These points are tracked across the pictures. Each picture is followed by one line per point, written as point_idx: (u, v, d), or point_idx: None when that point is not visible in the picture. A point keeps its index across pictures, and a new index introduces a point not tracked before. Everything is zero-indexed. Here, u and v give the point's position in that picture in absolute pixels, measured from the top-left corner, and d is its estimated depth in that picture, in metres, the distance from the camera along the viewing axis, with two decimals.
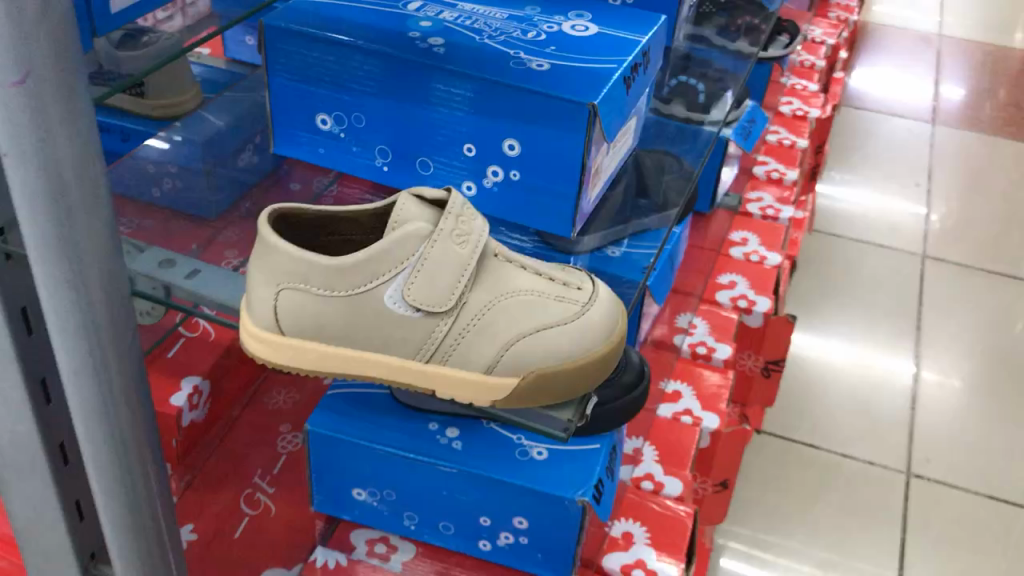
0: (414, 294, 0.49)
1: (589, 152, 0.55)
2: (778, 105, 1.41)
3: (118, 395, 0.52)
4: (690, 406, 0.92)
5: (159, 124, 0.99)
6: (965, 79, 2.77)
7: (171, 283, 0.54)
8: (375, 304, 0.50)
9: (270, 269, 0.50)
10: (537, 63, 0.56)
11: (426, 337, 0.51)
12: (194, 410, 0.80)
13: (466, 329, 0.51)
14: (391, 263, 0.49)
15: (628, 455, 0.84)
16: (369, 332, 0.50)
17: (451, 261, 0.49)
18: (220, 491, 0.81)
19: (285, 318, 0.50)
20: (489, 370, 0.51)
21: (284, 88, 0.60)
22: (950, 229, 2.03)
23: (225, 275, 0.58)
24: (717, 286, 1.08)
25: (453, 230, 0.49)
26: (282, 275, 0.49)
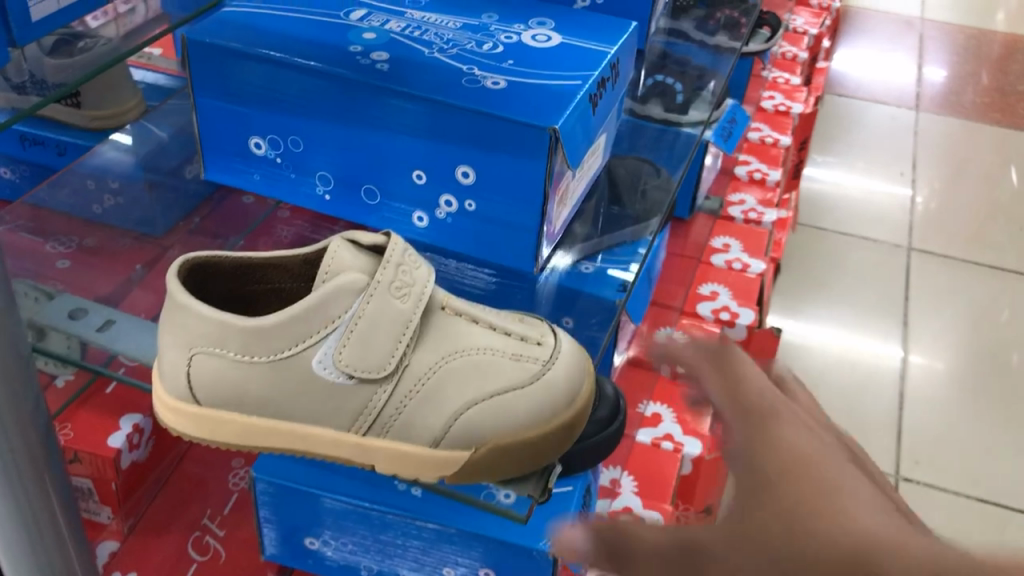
0: (345, 356, 0.48)
1: (552, 179, 0.49)
2: (760, 100, 1.35)
3: (21, 464, 0.46)
4: (671, 432, 0.87)
5: (99, 135, 0.91)
6: (948, 64, 2.72)
7: (85, 337, 0.54)
8: (302, 369, 0.48)
9: (180, 331, 0.49)
10: (492, 80, 0.50)
11: (365, 405, 0.49)
12: (134, 450, 0.73)
13: (408, 395, 0.49)
14: (320, 322, 0.47)
15: (605, 488, 0.79)
16: (299, 401, 0.49)
17: (389, 317, 0.47)
18: (167, 535, 0.75)
19: (201, 385, 0.48)
20: (436, 443, 0.49)
21: (214, 109, 0.55)
22: (937, 218, 1.97)
23: (141, 324, 0.56)
24: (697, 298, 1.02)
25: (392, 283, 0.47)
26: (195, 339, 0.48)
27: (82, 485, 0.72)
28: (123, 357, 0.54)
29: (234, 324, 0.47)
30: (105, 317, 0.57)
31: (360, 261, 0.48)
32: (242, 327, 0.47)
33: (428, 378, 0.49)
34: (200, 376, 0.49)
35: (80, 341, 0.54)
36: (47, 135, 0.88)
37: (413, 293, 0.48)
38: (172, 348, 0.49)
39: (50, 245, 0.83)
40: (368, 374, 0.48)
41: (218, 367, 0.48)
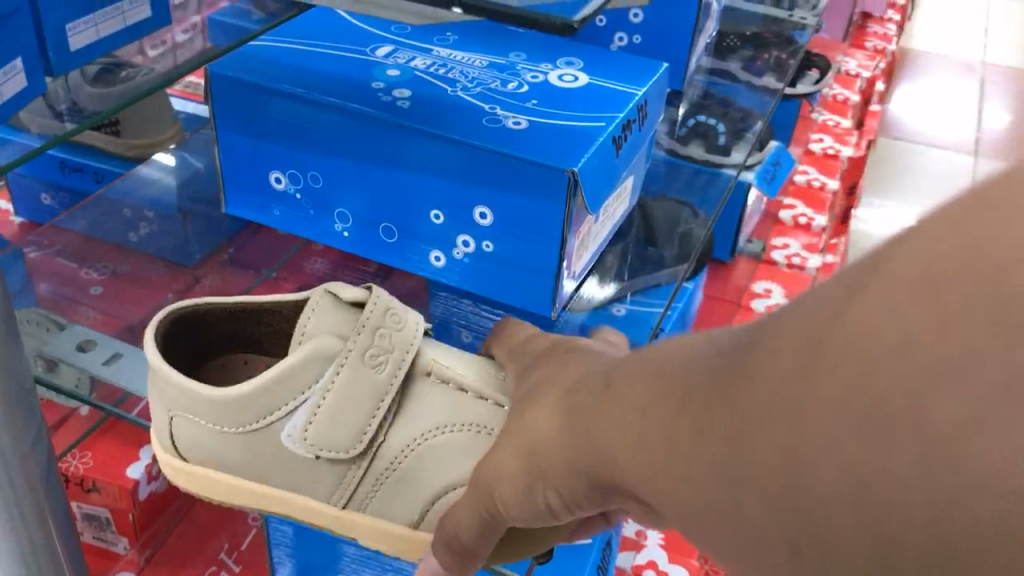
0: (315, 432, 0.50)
1: (571, 223, 0.48)
2: (808, 143, 1.32)
3: (21, 496, 0.46)
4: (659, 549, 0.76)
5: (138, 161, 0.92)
6: (1012, 108, 2.65)
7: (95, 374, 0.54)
8: (276, 439, 0.51)
9: (161, 395, 0.52)
10: (513, 120, 0.49)
11: (341, 480, 0.52)
12: (153, 481, 0.73)
13: (384, 475, 0.51)
14: (293, 393, 0.50)
15: (629, 540, 0.76)
16: (275, 469, 0.52)
17: (364, 390, 0.50)
18: (183, 570, 0.75)
19: (182, 444, 0.52)
20: (415, 524, 0.52)
21: (236, 143, 0.55)
22: None
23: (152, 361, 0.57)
24: (753, 296, 1.05)
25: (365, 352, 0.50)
26: (172, 404, 0.51)
27: (100, 515, 0.72)
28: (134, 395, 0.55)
29: (208, 396, 0.50)
30: (113, 351, 0.58)
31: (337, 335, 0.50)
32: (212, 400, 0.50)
33: (400, 456, 0.52)
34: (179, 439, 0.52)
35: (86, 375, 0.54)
36: (85, 163, 0.90)
37: (386, 367, 0.51)
38: (154, 409, 0.52)
39: (85, 271, 0.83)
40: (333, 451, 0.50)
41: (195, 433, 0.51)
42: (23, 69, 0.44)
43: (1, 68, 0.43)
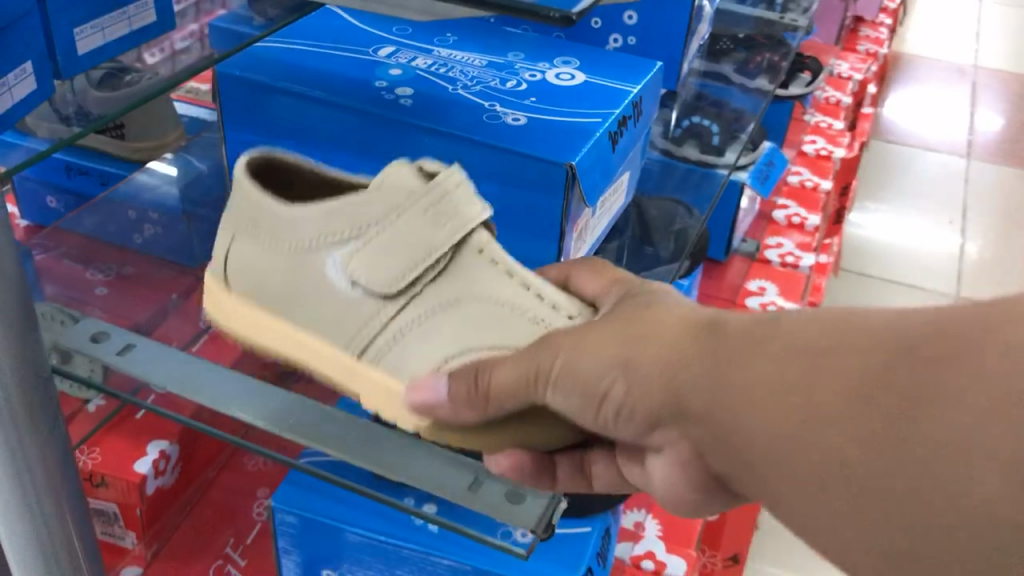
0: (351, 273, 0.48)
1: (569, 214, 0.50)
2: (801, 145, 1.34)
3: (39, 481, 0.47)
4: (653, 547, 0.77)
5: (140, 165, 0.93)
6: (1004, 112, 2.68)
7: (107, 363, 0.53)
8: (317, 266, 0.50)
9: (241, 215, 0.53)
10: (512, 116, 0.51)
11: (367, 321, 0.49)
12: (160, 476, 0.74)
13: (407, 330, 0.48)
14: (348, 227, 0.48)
15: (627, 531, 0.78)
16: (304, 300, 0.50)
17: (414, 238, 0.47)
18: (189, 565, 0.77)
19: (239, 267, 0.53)
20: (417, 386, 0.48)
21: (243, 141, 0.56)
22: (986, 269, 1.93)
23: (164, 349, 0.56)
24: (747, 293, 1.07)
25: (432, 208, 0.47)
26: (244, 221, 0.52)
27: (107, 509, 0.73)
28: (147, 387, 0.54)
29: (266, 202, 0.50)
30: (126, 340, 0.56)
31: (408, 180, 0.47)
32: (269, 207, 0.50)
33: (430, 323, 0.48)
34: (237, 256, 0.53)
35: (99, 365, 0.53)
36: (90, 165, 0.91)
37: (439, 224, 0.47)
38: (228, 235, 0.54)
39: (89, 272, 0.85)
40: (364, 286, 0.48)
41: (252, 245, 0.52)
42: (34, 71, 0.45)
43: (14, 70, 0.44)
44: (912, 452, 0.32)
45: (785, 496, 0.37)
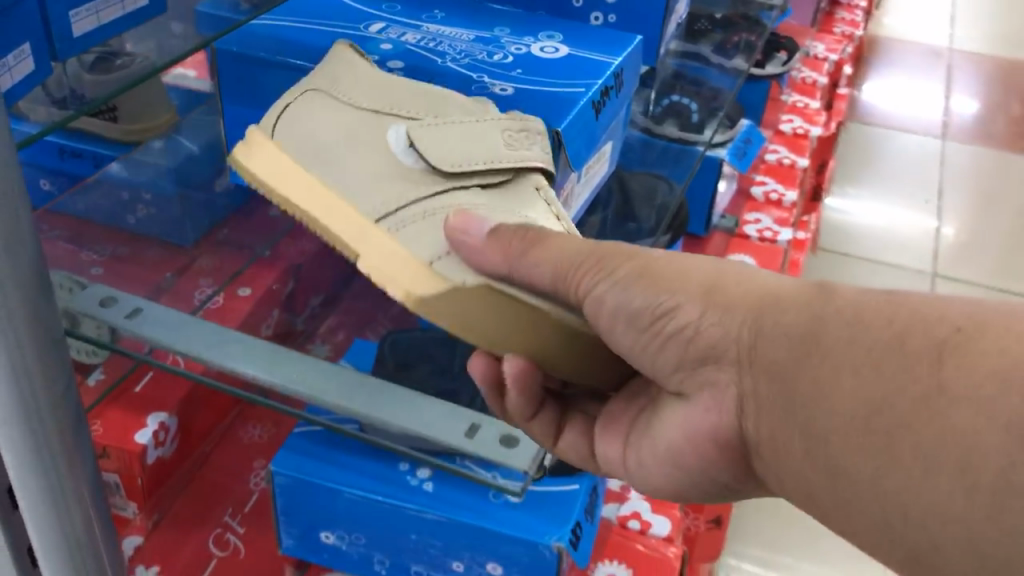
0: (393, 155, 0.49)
1: (556, 180, 0.53)
2: (778, 124, 1.37)
3: (52, 441, 0.49)
4: (638, 508, 0.80)
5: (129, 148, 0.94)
6: (977, 94, 2.72)
7: (115, 326, 0.55)
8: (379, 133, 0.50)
9: (319, 78, 0.54)
10: (500, 87, 0.54)
11: (402, 191, 0.48)
12: (160, 446, 0.77)
13: (439, 211, 0.48)
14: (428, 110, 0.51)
15: (614, 495, 0.81)
16: (348, 153, 0.50)
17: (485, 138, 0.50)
18: (189, 533, 0.79)
19: (294, 107, 0.52)
20: (427, 261, 0.46)
21: (242, 115, 0.59)
22: (963, 248, 1.97)
23: (170, 313, 0.59)
24: None
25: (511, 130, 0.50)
26: (322, 82, 0.53)
27: (109, 479, 0.75)
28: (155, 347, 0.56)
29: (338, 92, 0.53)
30: (133, 303, 0.58)
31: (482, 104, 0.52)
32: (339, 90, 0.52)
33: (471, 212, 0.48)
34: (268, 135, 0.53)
35: (108, 329, 0.55)
36: (85, 147, 0.91)
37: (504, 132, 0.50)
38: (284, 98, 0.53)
39: (84, 253, 0.82)
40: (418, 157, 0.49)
41: (324, 103, 0.52)
42: (32, 52, 0.46)
43: (13, 50, 0.45)
44: (892, 395, 0.37)
45: (805, 412, 0.41)
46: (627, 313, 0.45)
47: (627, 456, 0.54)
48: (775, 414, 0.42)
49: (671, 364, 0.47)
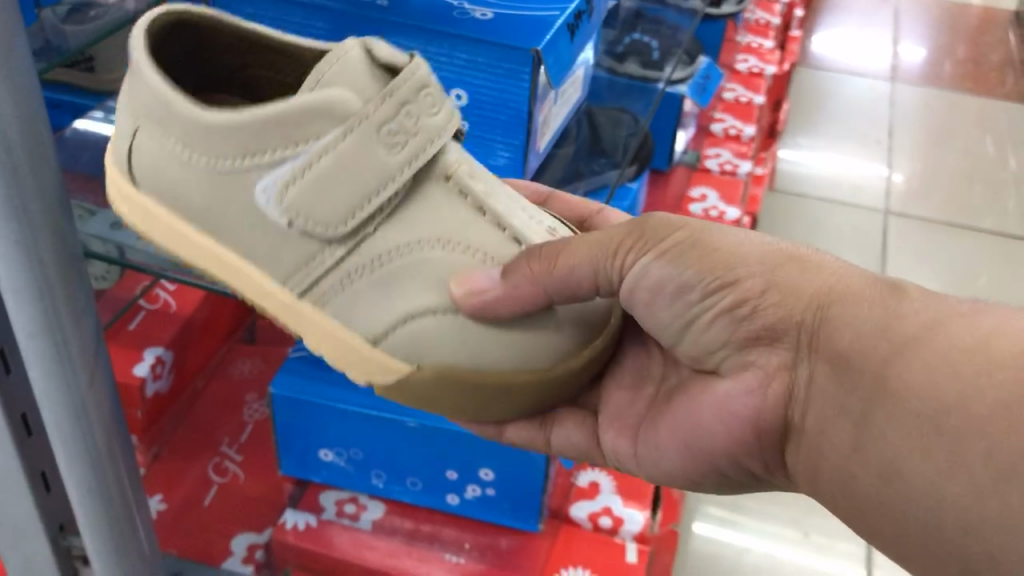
0: (296, 194, 0.47)
1: (536, 95, 0.57)
2: (734, 63, 1.41)
3: (74, 354, 0.53)
4: (609, 503, 0.82)
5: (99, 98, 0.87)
6: (923, 37, 2.79)
7: (122, 245, 0.67)
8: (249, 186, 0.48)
9: (136, 97, 0.49)
10: (481, 12, 0.57)
11: (311, 255, 0.49)
12: (157, 380, 0.78)
13: (367, 270, 0.50)
14: (284, 143, 0.47)
15: (585, 491, 0.83)
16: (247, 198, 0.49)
17: (377, 165, 0.47)
18: (189, 462, 0.83)
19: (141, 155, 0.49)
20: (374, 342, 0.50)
21: None
22: (914, 186, 2.03)
23: None
24: (690, 201, 1.16)
25: (388, 131, 0.47)
26: (136, 110, 0.49)
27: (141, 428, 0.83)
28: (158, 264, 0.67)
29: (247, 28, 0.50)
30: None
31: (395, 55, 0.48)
32: (215, 123, 0.47)
33: (397, 253, 0.50)
34: (140, 153, 0.49)
35: (116, 246, 0.66)
36: (62, 98, 0.85)
37: (405, 147, 0.47)
38: (124, 118, 0.50)
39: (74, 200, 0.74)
40: (307, 223, 0.48)
41: (158, 143, 0.49)
42: None
43: None
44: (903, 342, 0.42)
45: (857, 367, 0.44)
46: (672, 286, 0.49)
47: (635, 444, 0.60)
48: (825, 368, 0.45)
49: (717, 340, 0.50)
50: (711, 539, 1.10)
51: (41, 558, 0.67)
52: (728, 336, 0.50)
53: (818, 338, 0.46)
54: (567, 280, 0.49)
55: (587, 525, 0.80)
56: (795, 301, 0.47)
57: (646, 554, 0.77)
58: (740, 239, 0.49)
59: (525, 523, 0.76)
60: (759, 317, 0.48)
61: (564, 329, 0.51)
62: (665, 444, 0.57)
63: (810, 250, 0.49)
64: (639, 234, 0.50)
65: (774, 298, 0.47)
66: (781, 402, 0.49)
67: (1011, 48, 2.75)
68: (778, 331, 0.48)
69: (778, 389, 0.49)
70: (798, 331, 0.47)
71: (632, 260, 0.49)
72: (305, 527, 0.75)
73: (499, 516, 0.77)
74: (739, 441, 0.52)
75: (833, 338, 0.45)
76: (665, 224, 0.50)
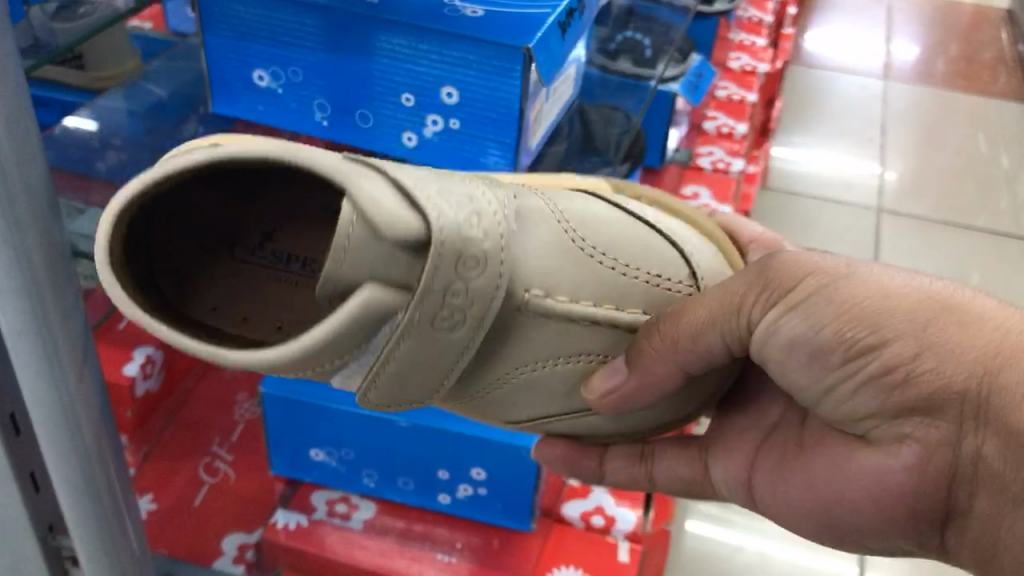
0: (378, 387, 0.47)
1: (528, 94, 0.56)
2: (727, 62, 1.41)
3: (61, 353, 0.53)
4: (602, 502, 0.81)
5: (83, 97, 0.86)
6: (916, 34, 2.78)
7: None
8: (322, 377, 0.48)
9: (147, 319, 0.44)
10: (471, 10, 0.56)
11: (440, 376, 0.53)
12: (147, 379, 0.78)
13: (490, 388, 0.53)
14: (344, 351, 0.45)
15: (577, 490, 0.82)
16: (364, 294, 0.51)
17: (447, 347, 0.46)
18: (181, 462, 0.82)
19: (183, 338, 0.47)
20: (516, 420, 0.57)
21: (221, 47, 0.62)
22: (907, 185, 2.02)
23: None
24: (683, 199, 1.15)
25: (442, 319, 0.45)
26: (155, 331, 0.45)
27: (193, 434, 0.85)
28: None
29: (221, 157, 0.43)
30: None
31: (402, 218, 0.43)
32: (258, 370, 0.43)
33: (518, 369, 0.53)
34: None
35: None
36: (53, 96, 0.86)
37: (466, 320, 0.46)
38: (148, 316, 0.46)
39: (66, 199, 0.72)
40: (397, 404, 0.48)
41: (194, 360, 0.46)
42: None
43: None
44: None
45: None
46: (811, 346, 0.45)
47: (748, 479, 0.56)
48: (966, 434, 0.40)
49: (861, 410, 0.45)
50: (702, 538, 1.10)
51: (30, 559, 0.67)
52: (879, 407, 0.44)
53: (987, 413, 0.39)
54: (698, 350, 0.50)
55: (579, 525, 0.80)
56: (957, 368, 0.40)
57: (638, 553, 0.77)
58: (881, 285, 0.43)
59: (517, 522, 0.76)
60: (915, 385, 0.42)
61: (674, 394, 0.55)
62: (796, 499, 0.52)
63: (962, 294, 0.42)
64: (761, 283, 0.46)
65: (931, 363, 0.41)
66: (944, 481, 0.42)
67: (1003, 46, 2.75)
68: (938, 402, 0.41)
69: (940, 467, 0.42)
70: (962, 403, 0.40)
71: (758, 314, 0.46)
72: (296, 527, 0.75)
73: (491, 516, 0.76)
74: (884, 512, 0.46)
75: (1012, 414, 0.39)
76: (793, 266, 0.46)
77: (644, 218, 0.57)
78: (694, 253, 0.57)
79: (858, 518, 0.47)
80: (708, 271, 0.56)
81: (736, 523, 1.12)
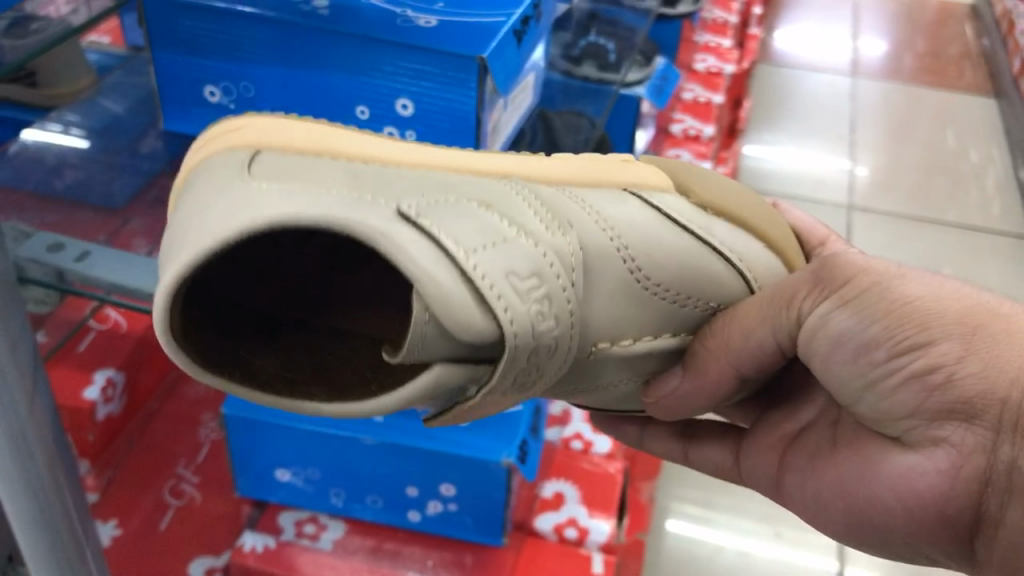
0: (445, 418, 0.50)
1: (485, 104, 0.55)
2: (692, 63, 1.40)
3: (10, 381, 0.51)
4: (574, 514, 0.81)
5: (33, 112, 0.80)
6: (880, 31, 2.80)
7: (61, 267, 0.65)
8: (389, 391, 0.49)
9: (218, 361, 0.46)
10: (425, 20, 0.56)
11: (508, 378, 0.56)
12: (107, 404, 0.77)
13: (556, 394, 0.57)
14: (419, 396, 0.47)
15: (549, 502, 0.82)
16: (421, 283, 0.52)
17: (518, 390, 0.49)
18: (146, 485, 0.80)
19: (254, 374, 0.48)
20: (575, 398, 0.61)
21: (171, 63, 0.61)
22: (879, 180, 2.03)
23: (113, 253, 0.69)
24: None
25: (517, 381, 0.47)
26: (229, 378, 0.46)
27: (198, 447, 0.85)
28: (98, 283, 0.66)
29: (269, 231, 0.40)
30: (81, 249, 0.68)
31: (475, 324, 0.43)
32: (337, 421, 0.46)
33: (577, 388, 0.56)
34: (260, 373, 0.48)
35: (53, 267, 0.64)
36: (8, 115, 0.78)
37: (542, 373, 0.48)
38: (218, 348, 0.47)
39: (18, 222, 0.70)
40: None
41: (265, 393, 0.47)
42: None
43: None
44: None
45: None
46: (855, 341, 0.45)
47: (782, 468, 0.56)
48: (1003, 440, 0.39)
49: (902, 408, 0.44)
50: (685, 538, 1.09)
51: None
52: (918, 406, 0.43)
53: None
54: (756, 354, 0.52)
55: (553, 538, 0.79)
56: (1001, 374, 0.39)
57: (613, 565, 0.77)
58: (935, 289, 0.43)
59: (490, 537, 0.75)
60: (955, 388, 0.41)
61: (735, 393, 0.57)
62: (827, 500, 0.51)
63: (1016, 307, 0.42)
64: (817, 277, 0.47)
65: (974, 367, 0.40)
66: (975, 490, 0.41)
67: (967, 41, 2.77)
68: (977, 408, 0.40)
69: (973, 476, 0.41)
70: (1003, 409, 0.39)
71: (809, 306, 0.48)
72: (263, 549, 0.73)
73: (462, 532, 0.76)
74: (913, 519, 0.44)
75: None
76: (847, 264, 0.46)
77: (694, 231, 0.55)
78: (742, 254, 0.57)
79: (884, 522, 0.46)
80: (762, 274, 0.58)
81: (716, 521, 1.12)
